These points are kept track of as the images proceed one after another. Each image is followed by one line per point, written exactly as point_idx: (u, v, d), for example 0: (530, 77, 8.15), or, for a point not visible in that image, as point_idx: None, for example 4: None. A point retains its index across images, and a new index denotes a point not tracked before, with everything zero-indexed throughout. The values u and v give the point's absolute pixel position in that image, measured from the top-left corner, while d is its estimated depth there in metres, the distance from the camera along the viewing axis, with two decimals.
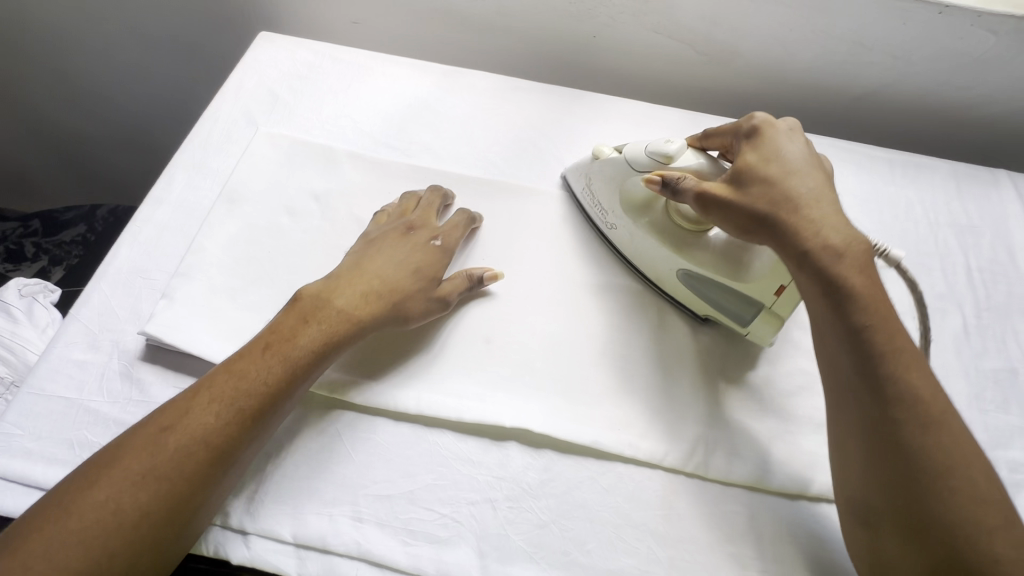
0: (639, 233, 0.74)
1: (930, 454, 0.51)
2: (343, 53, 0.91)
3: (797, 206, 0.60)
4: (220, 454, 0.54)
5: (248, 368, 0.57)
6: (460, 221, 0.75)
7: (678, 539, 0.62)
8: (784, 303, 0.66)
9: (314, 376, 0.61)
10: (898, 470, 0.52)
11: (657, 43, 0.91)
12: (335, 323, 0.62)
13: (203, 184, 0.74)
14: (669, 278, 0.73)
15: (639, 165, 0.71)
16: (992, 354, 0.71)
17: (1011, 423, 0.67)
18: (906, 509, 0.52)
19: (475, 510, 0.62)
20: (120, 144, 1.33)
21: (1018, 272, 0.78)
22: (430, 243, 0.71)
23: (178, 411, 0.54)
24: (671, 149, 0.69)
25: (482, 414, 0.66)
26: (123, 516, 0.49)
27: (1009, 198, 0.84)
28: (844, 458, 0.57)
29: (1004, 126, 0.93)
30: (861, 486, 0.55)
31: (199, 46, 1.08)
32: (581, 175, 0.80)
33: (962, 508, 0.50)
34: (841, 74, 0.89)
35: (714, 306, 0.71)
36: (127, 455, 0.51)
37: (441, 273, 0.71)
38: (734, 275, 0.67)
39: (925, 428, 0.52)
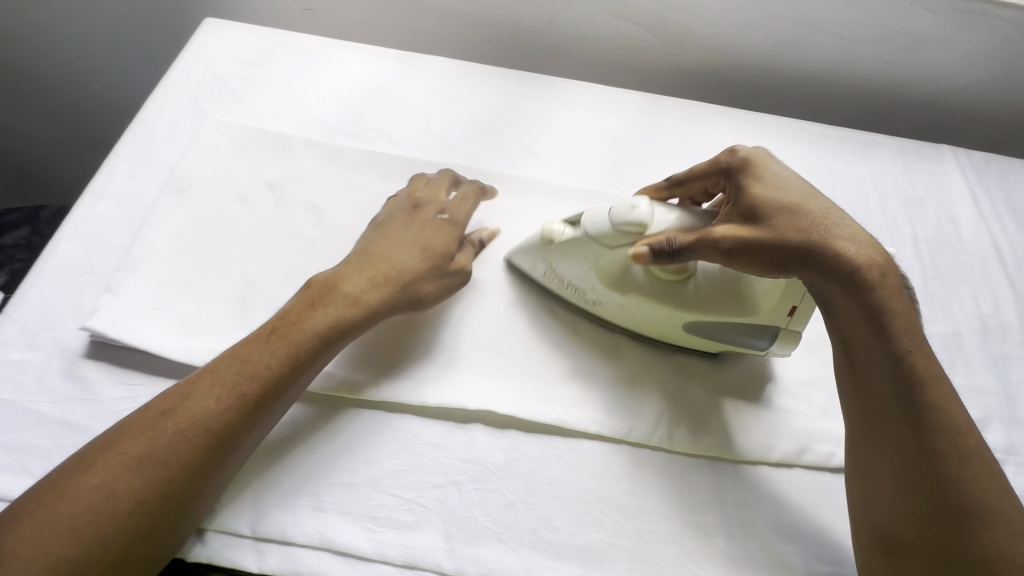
0: (630, 304, 0.63)
1: (968, 483, 0.47)
2: (299, 41, 0.91)
3: (827, 228, 0.54)
4: (223, 441, 0.50)
5: (251, 354, 0.54)
6: (471, 194, 0.71)
7: (645, 512, 0.57)
8: (799, 319, 0.61)
9: (321, 366, 0.57)
10: (936, 497, 0.48)
11: (615, 28, 0.94)
12: (344, 309, 0.58)
13: (148, 175, 0.74)
14: (678, 334, 0.64)
15: (608, 238, 0.60)
16: (940, 320, 0.74)
17: (959, 384, 0.69)
18: (941, 544, 0.47)
19: (440, 494, 0.56)
20: (59, 139, 1.29)
21: (961, 241, 0.82)
22: (439, 218, 0.66)
23: (180, 393, 0.51)
24: (640, 215, 0.58)
25: (446, 396, 0.61)
26: (116, 501, 0.45)
27: (953, 172, 0.90)
28: (868, 479, 0.52)
29: (946, 107, 0.99)
30: (888, 511, 0.50)
31: (155, 35, 1.11)
32: (534, 260, 0.67)
33: (998, 541, 0.46)
34: (789, 57, 0.94)
35: (731, 343, 0.64)
36: (124, 439, 0.48)
37: (453, 247, 0.66)
38: (750, 310, 0.60)
39: (964, 461, 0.48)
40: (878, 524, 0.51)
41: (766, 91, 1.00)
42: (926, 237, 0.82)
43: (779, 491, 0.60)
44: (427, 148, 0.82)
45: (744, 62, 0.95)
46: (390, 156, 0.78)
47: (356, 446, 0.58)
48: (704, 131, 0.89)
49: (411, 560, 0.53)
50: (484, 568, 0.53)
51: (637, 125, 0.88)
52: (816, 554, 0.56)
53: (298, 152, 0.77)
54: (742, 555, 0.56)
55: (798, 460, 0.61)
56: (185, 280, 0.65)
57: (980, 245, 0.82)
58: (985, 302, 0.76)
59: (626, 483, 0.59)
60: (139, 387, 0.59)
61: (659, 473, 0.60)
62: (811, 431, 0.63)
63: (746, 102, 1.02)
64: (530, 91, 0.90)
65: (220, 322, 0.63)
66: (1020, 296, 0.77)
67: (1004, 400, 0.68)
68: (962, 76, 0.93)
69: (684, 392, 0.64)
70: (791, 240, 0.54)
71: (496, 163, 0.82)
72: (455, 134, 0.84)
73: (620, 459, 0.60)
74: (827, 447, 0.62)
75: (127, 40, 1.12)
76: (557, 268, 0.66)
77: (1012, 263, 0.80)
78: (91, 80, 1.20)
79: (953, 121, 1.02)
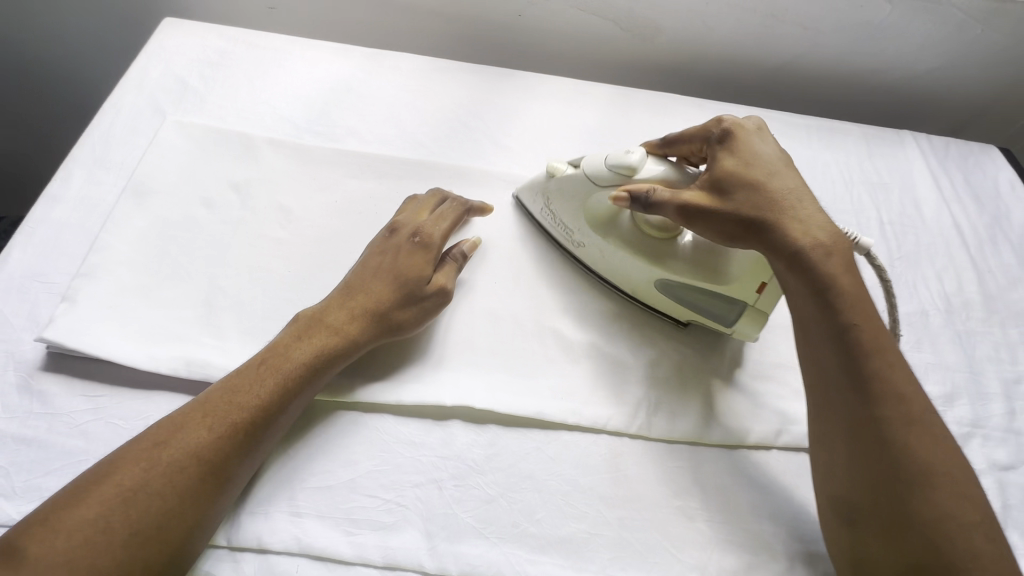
0: (609, 249, 0.67)
1: (913, 449, 0.48)
2: (262, 40, 0.89)
3: (783, 206, 0.56)
4: (220, 468, 0.49)
5: (241, 383, 0.53)
6: (451, 213, 0.68)
7: (627, 500, 0.57)
8: (767, 299, 0.61)
9: (309, 396, 0.56)
10: (885, 463, 0.48)
11: (582, 22, 0.94)
12: (330, 337, 0.57)
13: (106, 179, 0.72)
14: (650, 293, 0.66)
15: (599, 179, 0.64)
16: (907, 300, 0.76)
17: (927, 360, 0.71)
18: (890, 506, 0.48)
19: (420, 493, 0.55)
20: (5, 145, 1.23)
21: (924, 223, 0.84)
22: (413, 241, 0.64)
23: (172, 424, 0.50)
24: (632, 159, 0.61)
25: (423, 394, 0.60)
26: (112, 536, 0.44)
27: (914, 156, 0.92)
28: (824, 453, 0.53)
29: (906, 94, 1.02)
30: (844, 479, 0.51)
31: (110, 34, 1.07)
32: (536, 196, 0.72)
33: (942, 501, 0.47)
34: (755, 48, 0.95)
35: (698, 311, 0.65)
36: (118, 470, 0.46)
37: (430, 269, 0.63)
38: (716, 279, 0.61)
39: (910, 427, 0.49)
40: (835, 493, 0.52)
41: (733, 81, 1.01)
42: (890, 220, 0.84)
43: (757, 473, 0.60)
44: (397, 146, 0.81)
45: (711, 53, 0.97)
46: (358, 154, 0.77)
47: (331, 449, 0.57)
48: (673, 122, 0.89)
49: (392, 561, 0.52)
50: (467, 565, 0.52)
51: (607, 117, 0.89)
52: (795, 533, 0.57)
53: (264, 152, 0.75)
54: (724, 538, 0.56)
55: (774, 441, 0.62)
56: (148, 287, 0.63)
57: (942, 225, 0.84)
58: (949, 280, 0.78)
59: (606, 472, 0.58)
60: (101, 398, 0.57)
61: (639, 461, 0.60)
62: (786, 412, 0.64)
63: (715, 92, 1.03)
64: (500, 86, 0.89)
65: (186, 328, 0.61)
66: (981, 273, 0.79)
67: (970, 374, 0.70)
68: (920, 63, 0.96)
69: (661, 379, 0.64)
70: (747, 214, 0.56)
71: (468, 158, 0.81)
72: (424, 130, 0.83)
73: (601, 448, 0.60)
74: (802, 427, 0.63)
75: (83, 43, 1.09)
76: (553, 208, 0.70)
77: (973, 241, 0.83)
78: (42, 84, 1.15)
79: (914, 107, 1.04)
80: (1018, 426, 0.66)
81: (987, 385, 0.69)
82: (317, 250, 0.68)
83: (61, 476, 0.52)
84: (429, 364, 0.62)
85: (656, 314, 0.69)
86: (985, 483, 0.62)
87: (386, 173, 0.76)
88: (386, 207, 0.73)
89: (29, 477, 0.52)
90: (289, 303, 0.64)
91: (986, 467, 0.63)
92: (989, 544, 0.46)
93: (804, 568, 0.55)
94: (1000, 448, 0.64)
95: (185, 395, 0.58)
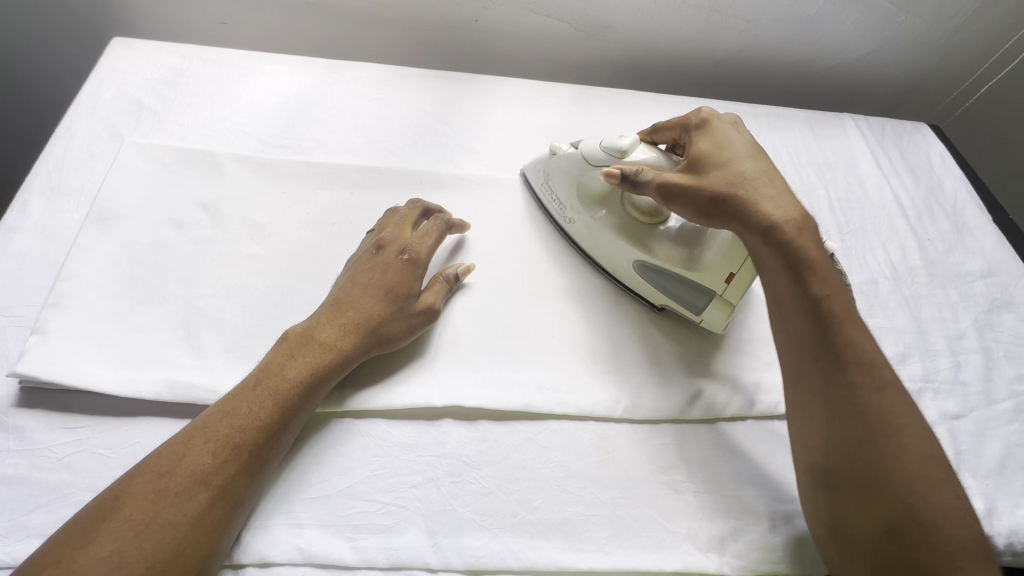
0: (595, 227, 0.71)
1: (886, 410, 0.52)
2: (217, 55, 0.88)
3: (751, 185, 0.60)
4: (228, 489, 0.49)
5: (237, 407, 0.53)
6: (436, 229, 0.69)
7: (617, 479, 0.60)
8: (735, 289, 0.65)
9: (308, 412, 0.56)
10: (863, 428, 0.52)
11: (538, 24, 0.97)
12: (323, 353, 0.58)
13: (66, 207, 0.70)
14: (624, 268, 0.71)
15: (594, 159, 0.69)
16: (858, 271, 0.82)
17: (880, 325, 0.77)
18: (864, 467, 0.51)
19: (418, 493, 0.56)
20: None
21: (869, 198, 0.91)
22: (400, 258, 0.65)
23: (174, 451, 0.49)
24: (622, 143, 0.66)
25: (412, 397, 0.61)
26: (128, 570, 0.43)
27: (855, 137, 0.99)
28: (805, 421, 0.56)
29: (843, 78, 1.09)
30: (822, 449, 0.54)
31: (53, 51, 1.03)
32: (539, 168, 0.78)
33: (912, 463, 0.50)
34: (702, 42, 1.00)
35: (670, 294, 0.68)
36: (126, 504, 0.46)
37: (418, 285, 0.65)
38: (689, 264, 0.65)
39: (879, 391, 0.53)
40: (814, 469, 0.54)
41: (684, 74, 1.06)
42: (837, 198, 0.90)
43: (736, 443, 0.64)
44: (366, 155, 0.82)
45: (663, 48, 1.01)
46: (328, 164, 0.77)
47: (326, 458, 0.58)
48: (632, 117, 0.93)
49: (398, 561, 0.53)
50: (471, 557, 0.54)
51: (569, 116, 0.92)
52: (775, 496, 0.61)
53: (230, 169, 0.75)
54: (712, 508, 0.59)
55: (751, 410, 0.66)
56: (122, 313, 0.62)
57: (884, 199, 0.91)
58: (894, 250, 0.85)
59: (596, 454, 0.61)
60: (82, 429, 0.56)
61: (626, 445, 0.62)
62: (759, 383, 0.68)
63: (667, 85, 1.08)
64: (463, 91, 0.91)
65: (166, 350, 0.60)
66: (922, 241, 0.86)
67: (918, 333, 0.76)
68: (854, 50, 1.03)
69: (641, 364, 0.68)
70: (718, 189, 0.59)
71: (437, 164, 0.82)
72: (392, 138, 0.84)
73: (590, 434, 0.62)
74: (774, 396, 0.67)
75: (24, 64, 1.04)
76: (550, 178, 0.76)
77: (912, 212, 0.90)
78: None
79: (850, 90, 1.12)
80: (964, 377, 0.72)
81: (935, 343, 0.75)
82: (294, 263, 0.68)
83: (49, 511, 0.51)
84: (418, 368, 0.63)
85: (627, 309, 0.72)
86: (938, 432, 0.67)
87: (357, 183, 0.76)
88: (360, 216, 0.74)
89: (12, 515, 0.50)
90: (272, 318, 0.64)
91: (937, 417, 0.68)
92: (955, 497, 0.50)
93: (786, 525, 0.59)
94: (949, 399, 0.70)
95: (171, 418, 0.57)
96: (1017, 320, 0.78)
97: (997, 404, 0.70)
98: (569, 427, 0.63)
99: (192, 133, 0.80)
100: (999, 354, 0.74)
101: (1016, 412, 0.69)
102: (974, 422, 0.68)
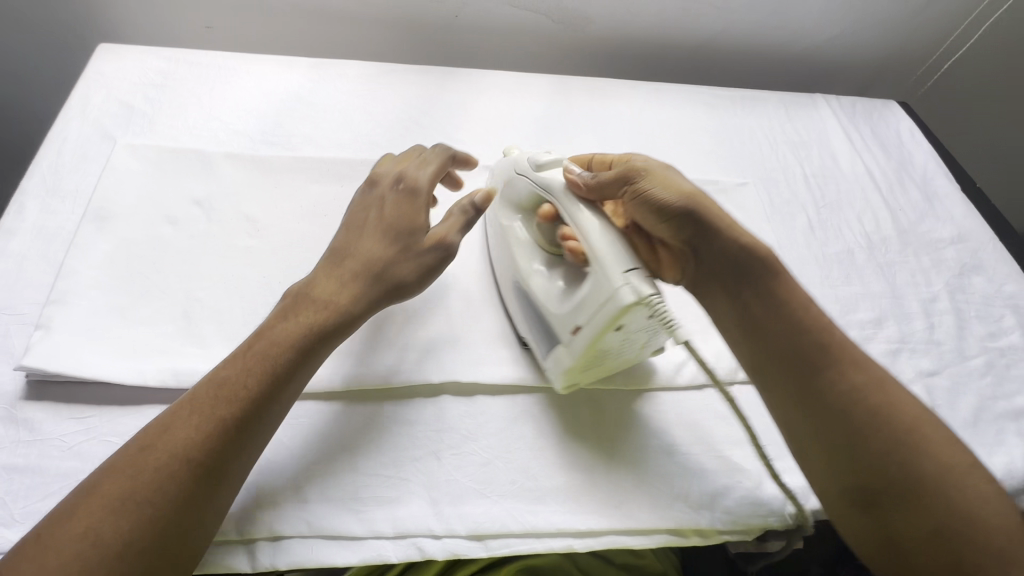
0: (500, 234, 0.70)
1: (895, 410, 0.51)
2: (203, 58, 0.90)
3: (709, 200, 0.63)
4: (213, 461, 0.48)
5: (227, 374, 0.52)
6: (434, 162, 0.68)
7: (611, 445, 0.62)
8: (574, 348, 0.57)
9: (299, 379, 0.55)
10: (884, 430, 0.50)
11: (517, 17, 1.00)
12: (320, 310, 0.58)
13: (62, 208, 0.71)
14: (511, 293, 0.68)
15: (518, 168, 0.66)
16: (834, 241, 0.84)
17: (857, 291, 0.79)
18: (899, 472, 0.49)
19: (420, 465, 0.59)
20: None
21: (842, 173, 0.94)
22: (395, 194, 0.65)
23: (156, 427, 0.49)
24: (544, 157, 0.63)
25: (409, 375, 0.63)
26: (103, 546, 0.43)
27: (827, 115, 1.02)
28: (827, 444, 0.52)
29: (814, 60, 1.12)
30: (851, 466, 0.50)
31: (39, 59, 1.04)
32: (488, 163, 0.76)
33: (942, 457, 0.49)
34: (677, 30, 1.03)
35: (534, 330, 0.64)
36: (108, 478, 0.46)
37: (420, 221, 0.64)
38: (549, 303, 0.61)
39: (881, 388, 0.52)
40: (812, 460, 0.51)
41: (662, 61, 1.09)
42: (811, 172, 0.93)
43: (722, 408, 0.67)
44: (353, 149, 0.84)
45: (640, 35, 1.04)
46: (317, 158, 0.79)
47: (326, 438, 0.59)
48: (611, 104, 0.96)
49: (403, 530, 0.55)
50: (473, 523, 0.56)
51: (551, 107, 0.94)
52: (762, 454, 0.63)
53: (223, 166, 0.76)
54: (702, 467, 0.62)
55: (736, 377, 0.69)
56: (123, 307, 0.63)
57: (857, 173, 0.94)
58: (868, 221, 0.88)
59: (585, 422, 0.64)
60: (91, 419, 0.57)
61: (617, 413, 0.65)
62: None
63: (645, 71, 1.11)
64: (446, 84, 0.93)
65: (169, 341, 0.62)
66: (894, 211, 0.89)
67: (894, 298, 0.78)
68: (822, 31, 1.06)
69: None
70: (685, 190, 0.61)
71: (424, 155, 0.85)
72: (379, 131, 0.86)
73: (581, 404, 0.65)
74: None
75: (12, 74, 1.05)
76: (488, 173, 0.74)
77: (883, 185, 0.93)
78: None
79: (821, 73, 1.15)
80: (937, 336, 0.75)
81: (909, 305, 0.78)
82: (289, 255, 0.70)
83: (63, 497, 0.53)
84: (413, 349, 0.65)
85: None
86: (914, 388, 0.69)
87: (346, 176, 0.78)
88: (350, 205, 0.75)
89: (28, 502, 0.52)
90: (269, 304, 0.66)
91: (913, 374, 0.71)
92: (990, 485, 0.48)
93: (772, 482, 0.61)
94: (926, 357, 0.73)
95: None
96: (985, 282, 0.81)
97: (971, 360, 0.73)
98: (560, 399, 0.65)
99: (183, 133, 0.81)
100: (968, 315, 0.77)
101: (989, 367, 0.72)
102: (949, 377, 0.71)
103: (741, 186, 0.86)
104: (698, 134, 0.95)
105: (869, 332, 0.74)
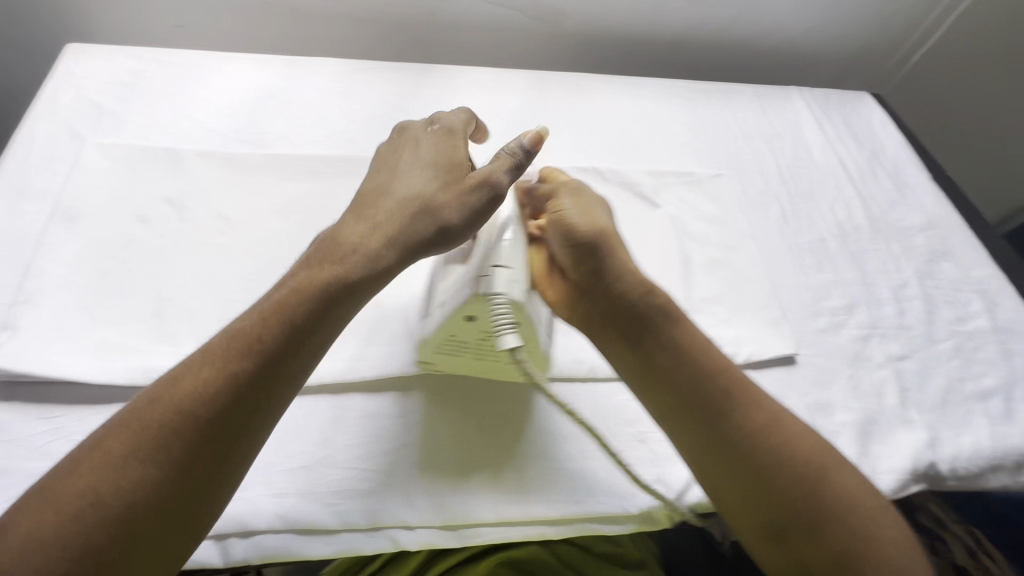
0: None
1: (796, 449, 0.51)
2: (176, 57, 0.89)
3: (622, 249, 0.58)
4: (223, 417, 0.45)
5: (241, 325, 0.49)
6: (465, 118, 0.66)
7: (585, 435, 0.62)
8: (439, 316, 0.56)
9: (328, 332, 0.51)
10: (784, 466, 0.50)
11: (491, 13, 1.00)
12: (355, 253, 0.53)
13: (31, 208, 0.70)
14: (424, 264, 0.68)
15: None
16: (807, 230, 0.85)
17: (829, 278, 0.79)
18: (801, 509, 0.48)
19: (394, 458, 0.58)
20: None
21: (815, 162, 0.94)
22: (433, 138, 0.62)
23: (167, 379, 0.47)
24: None
25: (382, 368, 0.62)
26: (102, 501, 0.41)
27: (801, 107, 1.03)
28: (733, 474, 0.51)
29: (788, 52, 1.13)
30: (759, 500, 0.50)
31: (12, 62, 1.04)
32: None
33: (837, 483, 0.50)
34: (651, 24, 1.04)
35: (422, 301, 0.63)
36: (111, 434, 0.44)
37: (462, 161, 0.60)
38: (437, 270, 0.60)
39: (778, 424, 0.52)
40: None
41: (640, 49, 1.09)
42: (779, 165, 0.93)
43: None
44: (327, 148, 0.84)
45: (618, 24, 1.03)
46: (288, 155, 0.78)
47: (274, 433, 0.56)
48: (586, 98, 0.96)
49: (377, 520, 0.55)
50: (447, 512, 0.56)
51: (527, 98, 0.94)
52: None
53: (194, 165, 0.76)
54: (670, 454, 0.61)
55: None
56: (92, 306, 0.63)
57: (830, 163, 0.95)
58: (840, 209, 0.88)
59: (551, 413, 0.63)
60: (60, 418, 0.57)
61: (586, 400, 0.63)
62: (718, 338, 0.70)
63: (622, 66, 1.12)
64: (421, 80, 0.93)
65: (139, 339, 0.61)
66: (866, 200, 0.90)
67: (866, 285, 0.79)
68: (794, 24, 1.07)
69: None
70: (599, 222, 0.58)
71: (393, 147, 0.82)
72: (354, 128, 0.86)
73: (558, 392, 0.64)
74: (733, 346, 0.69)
75: None
76: None
77: (856, 174, 0.94)
78: None
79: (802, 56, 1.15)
80: (907, 322, 0.75)
81: (880, 293, 0.78)
82: (262, 253, 0.70)
83: None
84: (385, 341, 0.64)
85: None
86: (881, 373, 0.70)
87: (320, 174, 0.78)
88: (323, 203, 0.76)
89: None
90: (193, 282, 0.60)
91: (882, 359, 0.71)
92: (887, 505, 0.50)
93: None
94: (897, 342, 0.73)
95: None
96: (955, 268, 0.82)
97: (940, 344, 0.73)
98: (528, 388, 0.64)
99: (155, 132, 0.81)
100: (938, 303, 0.78)
101: (959, 352, 0.73)
102: (920, 362, 0.72)
103: (712, 177, 0.86)
104: (672, 126, 0.95)
105: (841, 321, 0.74)
